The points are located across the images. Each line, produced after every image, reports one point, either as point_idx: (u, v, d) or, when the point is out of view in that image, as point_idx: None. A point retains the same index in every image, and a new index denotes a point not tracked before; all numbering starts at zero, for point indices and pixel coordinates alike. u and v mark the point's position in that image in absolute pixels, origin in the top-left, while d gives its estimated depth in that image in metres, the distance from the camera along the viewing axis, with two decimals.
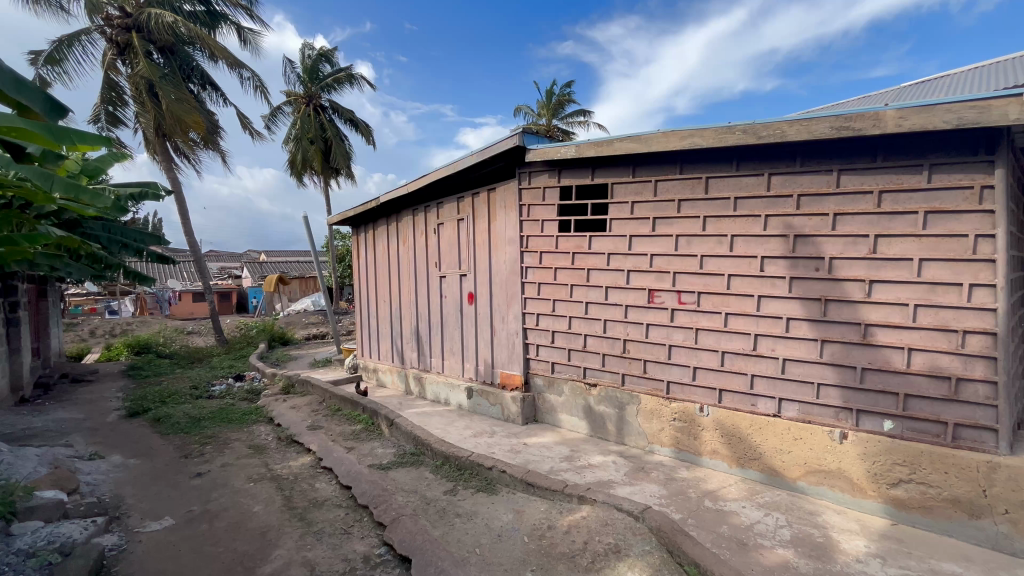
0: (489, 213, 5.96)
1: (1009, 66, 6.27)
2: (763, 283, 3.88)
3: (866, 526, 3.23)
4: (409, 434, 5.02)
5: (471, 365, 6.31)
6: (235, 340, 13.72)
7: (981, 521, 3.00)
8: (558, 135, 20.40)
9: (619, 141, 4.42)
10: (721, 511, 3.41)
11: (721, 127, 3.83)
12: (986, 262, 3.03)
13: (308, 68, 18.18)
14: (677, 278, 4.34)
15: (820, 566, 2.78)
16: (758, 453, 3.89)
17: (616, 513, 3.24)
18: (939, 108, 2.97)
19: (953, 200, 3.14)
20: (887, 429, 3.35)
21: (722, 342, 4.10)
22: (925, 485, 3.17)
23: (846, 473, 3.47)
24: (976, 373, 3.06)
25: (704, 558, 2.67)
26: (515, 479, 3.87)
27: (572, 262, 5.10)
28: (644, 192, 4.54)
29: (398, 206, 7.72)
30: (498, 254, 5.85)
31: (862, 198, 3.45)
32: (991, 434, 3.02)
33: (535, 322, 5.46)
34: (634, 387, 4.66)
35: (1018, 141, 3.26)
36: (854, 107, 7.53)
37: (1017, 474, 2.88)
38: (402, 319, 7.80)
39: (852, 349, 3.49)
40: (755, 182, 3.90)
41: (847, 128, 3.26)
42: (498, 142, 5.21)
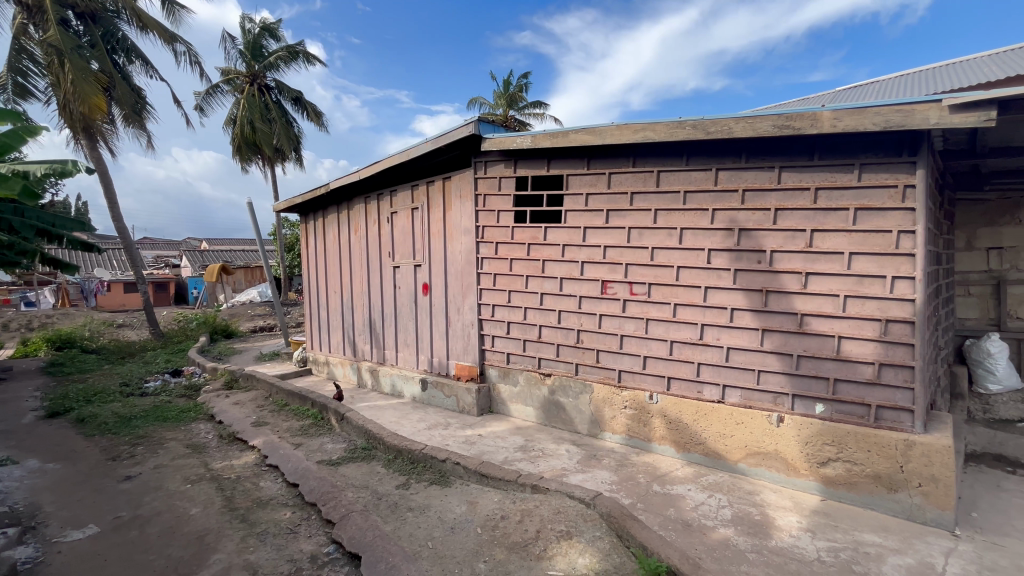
0: (444, 202, 5.85)
1: (930, 75, 6.79)
2: (709, 275, 4.02)
3: (800, 503, 3.45)
4: (360, 428, 4.90)
5: (425, 358, 6.23)
6: (172, 333, 12.90)
7: (898, 494, 3.26)
8: (515, 126, 20.36)
9: (574, 132, 4.43)
10: (668, 495, 3.54)
11: (672, 122, 3.90)
12: (907, 256, 3.27)
13: (250, 44, 17.13)
14: (629, 269, 4.43)
15: (758, 542, 2.94)
16: (703, 438, 4.06)
17: (568, 500, 3.29)
18: (870, 111, 3.16)
19: (880, 199, 3.36)
20: (819, 412, 3.58)
21: (671, 331, 4.23)
22: (850, 463, 3.42)
23: (783, 454, 3.69)
24: (896, 358, 3.32)
25: (652, 540, 2.75)
26: (469, 471, 3.85)
27: (527, 253, 5.09)
28: (599, 185, 4.59)
29: (350, 193, 7.46)
30: (453, 245, 5.77)
31: (800, 195, 3.63)
32: (908, 414, 3.29)
33: (490, 313, 5.43)
34: (587, 376, 4.75)
35: (937, 143, 3.51)
36: (794, 107, 7.93)
37: (930, 450, 3.15)
38: (353, 310, 7.56)
39: (790, 338, 3.69)
40: (704, 176, 4.02)
41: (788, 126, 3.41)
42: (454, 130, 5.11)
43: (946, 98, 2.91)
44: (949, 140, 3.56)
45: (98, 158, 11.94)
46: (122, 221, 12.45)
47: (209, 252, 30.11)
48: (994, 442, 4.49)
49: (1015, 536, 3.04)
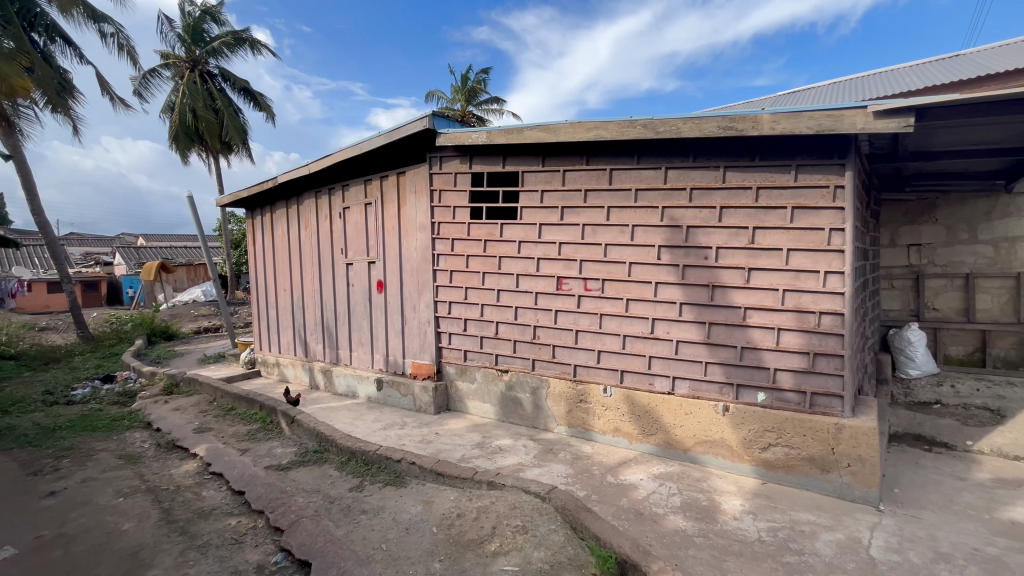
0: (398, 198, 5.73)
1: (860, 82, 7.30)
2: (660, 271, 4.14)
3: (743, 487, 3.62)
4: (312, 430, 4.74)
5: (380, 357, 6.09)
6: (104, 335, 12.00)
7: (829, 474, 3.49)
8: (473, 122, 20.17)
9: (529, 129, 4.44)
10: (621, 485, 3.63)
11: (623, 121, 3.97)
12: (838, 252, 3.50)
13: (189, 27, 16.09)
14: (583, 265, 4.50)
15: (705, 527, 3.06)
16: (654, 429, 4.19)
17: (524, 495, 3.32)
18: (805, 115, 3.34)
19: (814, 198, 3.58)
20: (760, 400, 3.77)
21: (623, 326, 4.33)
22: (788, 447, 3.63)
23: (728, 442, 3.87)
24: (829, 348, 3.54)
25: (604, 531, 2.81)
26: (424, 470, 3.81)
27: (483, 250, 5.07)
28: (553, 182, 4.63)
29: (299, 187, 7.18)
30: (408, 241, 5.66)
31: (742, 194, 3.80)
32: (839, 400, 3.52)
33: (447, 310, 5.38)
34: (544, 372, 4.79)
35: (864, 147, 3.78)
36: (739, 109, 8.31)
37: (857, 432, 3.39)
38: (305, 309, 7.30)
39: (734, 331, 3.86)
40: (654, 175, 4.13)
41: (732, 128, 3.56)
42: (408, 124, 5.00)
43: (871, 105, 3.12)
44: (874, 144, 3.83)
45: (15, 146, 10.92)
46: (43, 215, 11.43)
47: (145, 248, 28.20)
48: (915, 423, 4.90)
49: (930, 508, 3.33)
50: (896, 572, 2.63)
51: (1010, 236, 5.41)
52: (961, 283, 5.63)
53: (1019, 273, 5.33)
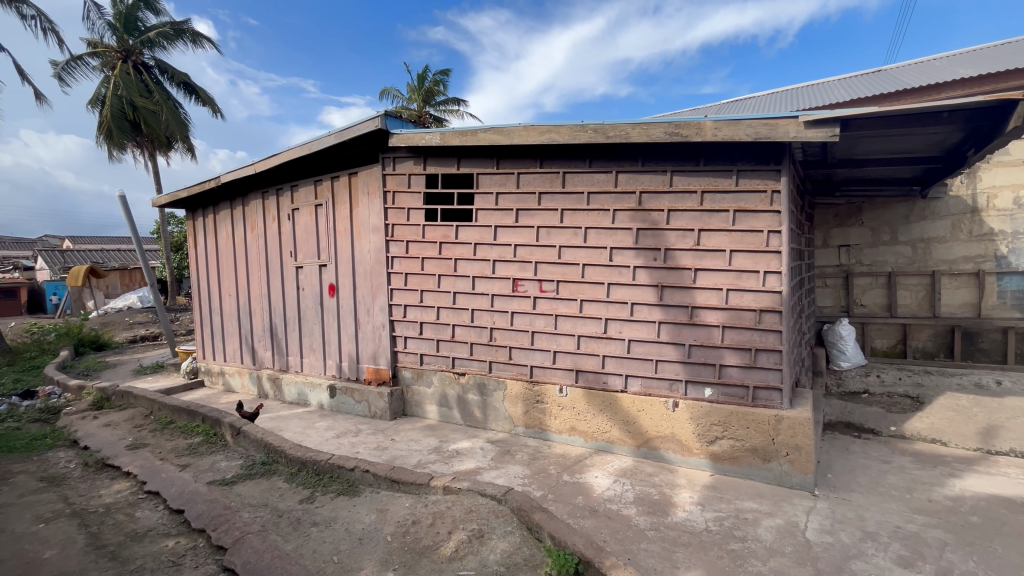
0: (350, 199, 5.59)
1: (795, 93, 7.79)
2: (612, 272, 4.24)
3: (693, 480, 3.76)
4: (259, 441, 4.53)
5: (333, 363, 5.91)
6: (24, 347, 10.99)
7: (770, 463, 3.69)
8: (430, 122, 19.93)
9: (483, 131, 4.43)
10: (577, 484, 3.69)
11: (575, 125, 4.05)
12: (775, 253, 3.71)
13: (121, 14, 14.90)
14: (538, 267, 4.54)
15: (657, 520, 3.16)
16: (609, 426, 4.28)
17: (480, 498, 3.31)
18: (744, 123, 3.52)
19: (753, 202, 3.77)
20: (708, 395, 3.93)
21: (578, 326, 4.41)
22: (734, 440, 3.80)
23: (678, 437, 4.01)
24: (769, 344, 3.75)
25: (559, 530, 2.84)
26: (378, 477, 3.72)
27: (438, 252, 5.02)
28: (508, 184, 4.64)
29: (245, 187, 6.86)
30: (361, 243, 5.53)
31: (688, 197, 3.96)
32: (778, 393, 3.73)
33: (402, 313, 5.29)
34: (500, 373, 4.80)
35: (797, 154, 4.02)
36: (686, 115, 8.70)
37: (795, 422, 3.60)
38: (251, 314, 6.98)
39: (683, 329, 4.00)
40: (605, 178, 4.23)
41: (677, 134, 3.70)
42: (359, 124, 4.89)
43: (803, 115, 3.33)
44: (807, 151, 4.09)
45: None
46: None
47: (71, 252, 26.06)
48: (845, 412, 5.24)
49: (859, 491, 3.59)
50: (829, 552, 2.81)
51: (925, 237, 5.96)
52: (884, 281, 6.14)
53: (932, 272, 5.89)
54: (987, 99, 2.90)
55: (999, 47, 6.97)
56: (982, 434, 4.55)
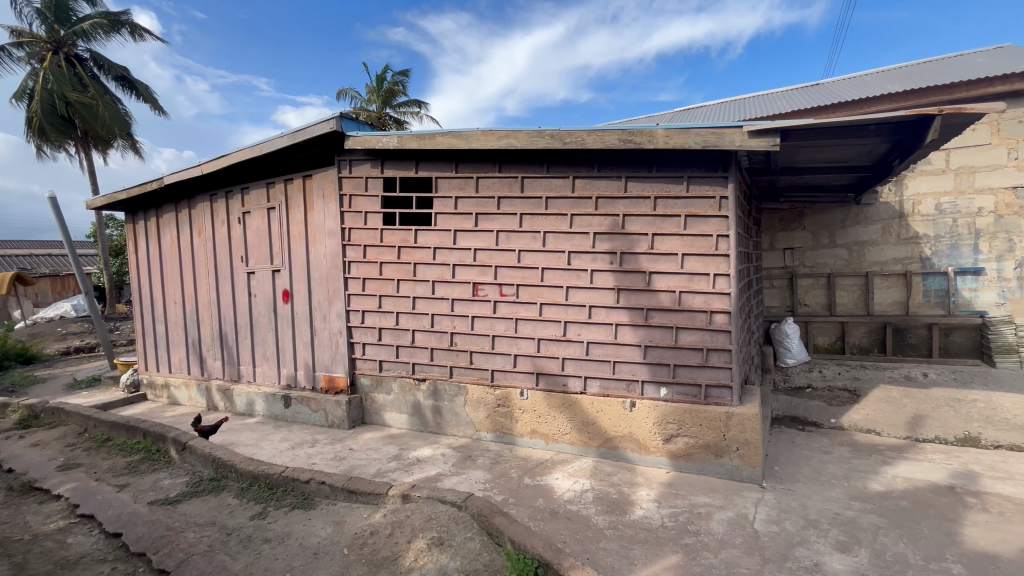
0: (304, 202, 5.42)
1: (743, 103, 8.21)
2: (570, 275, 4.31)
3: (650, 478, 3.86)
4: (206, 457, 4.31)
5: (288, 372, 5.71)
6: None
7: (722, 458, 3.84)
8: (390, 124, 19.64)
9: (440, 135, 4.40)
10: (538, 486, 3.71)
11: (532, 131, 4.09)
12: (724, 256, 3.87)
13: (52, 3, 13.98)
14: (498, 271, 4.55)
15: (615, 519, 3.22)
16: (569, 428, 4.34)
17: (440, 505, 3.28)
18: (693, 131, 3.66)
19: (703, 207, 3.93)
20: (663, 395, 4.05)
21: (538, 329, 4.44)
22: (688, 437, 3.93)
23: (635, 436, 4.10)
24: (719, 343, 3.91)
25: (519, 533, 2.85)
26: (335, 489, 3.62)
27: (397, 256, 4.94)
28: (467, 188, 4.64)
29: (191, 189, 6.54)
30: (316, 247, 5.37)
31: (642, 203, 4.08)
32: (729, 390, 3.89)
33: (360, 319, 5.17)
34: (461, 378, 4.78)
35: (743, 162, 4.22)
36: (642, 122, 9.01)
37: (744, 418, 3.76)
38: (199, 323, 6.65)
39: (638, 331, 4.11)
40: (562, 183, 4.30)
41: (631, 141, 3.80)
42: (313, 125, 4.77)
43: (747, 125, 3.50)
44: (753, 159, 4.30)
45: None
46: None
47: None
48: (791, 407, 5.51)
49: (803, 481, 3.79)
50: (775, 541, 2.95)
51: (860, 241, 6.39)
52: (824, 282, 6.54)
53: (867, 273, 6.33)
54: (908, 114, 3.13)
55: (921, 65, 7.57)
56: (911, 423, 4.91)
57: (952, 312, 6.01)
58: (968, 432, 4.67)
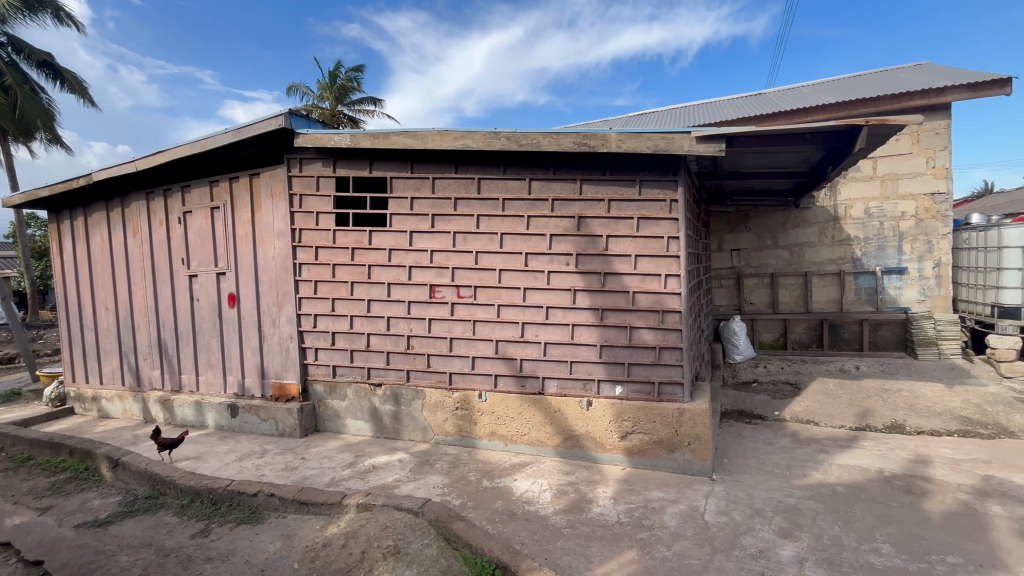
0: (251, 202, 5.18)
1: (692, 110, 8.55)
2: (528, 277, 4.32)
3: (607, 475, 3.94)
4: (142, 473, 4.03)
5: (234, 380, 5.43)
6: None
7: (675, 453, 3.96)
8: (344, 122, 19.11)
9: (395, 134, 4.32)
10: (496, 488, 3.70)
11: (488, 132, 4.08)
12: (674, 258, 4.00)
13: None
14: (455, 273, 4.51)
15: (573, 517, 3.25)
16: (527, 429, 4.36)
17: (396, 513, 3.21)
18: (645, 136, 3.76)
19: (655, 210, 4.05)
20: (618, 393, 4.14)
21: (496, 331, 4.43)
22: (643, 434, 4.03)
23: (592, 434, 4.17)
24: (671, 342, 4.03)
25: (476, 537, 2.83)
26: (285, 501, 3.47)
27: (351, 258, 4.79)
28: (423, 189, 4.57)
29: (124, 186, 6.10)
30: (264, 249, 5.14)
31: (597, 205, 4.15)
32: (680, 387, 4.03)
33: (312, 323, 4.98)
34: (419, 382, 4.70)
35: (692, 166, 4.38)
36: (597, 126, 9.21)
37: (695, 414, 3.90)
38: (134, 329, 6.21)
39: (595, 331, 4.18)
40: (519, 185, 4.31)
41: (585, 144, 3.86)
42: (260, 122, 4.56)
43: (694, 130, 3.64)
44: (701, 163, 4.46)
45: None
46: None
47: None
48: (739, 401, 5.76)
49: (749, 471, 3.97)
50: (724, 531, 3.07)
51: (799, 242, 6.78)
52: (768, 281, 6.89)
53: (805, 273, 6.72)
54: (839, 124, 3.35)
55: (851, 79, 8.13)
56: (846, 413, 5.24)
57: (880, 308, 6.49)
58: (895, 419, 5.04)
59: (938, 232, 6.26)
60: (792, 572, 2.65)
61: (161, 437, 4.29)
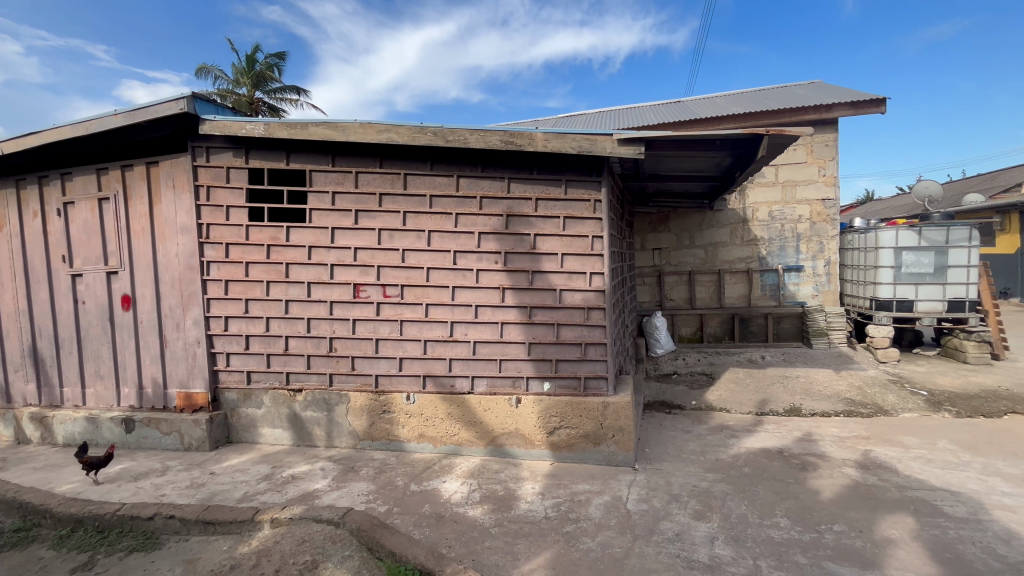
0: (149, 193, 4.67)
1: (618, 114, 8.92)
2: (456, 275, 4.26)
3: (535, 471, 3.99)
4: (11, 503, 3.50)
5: (130, 391, 4.88)
6: None
7: (600, 446, 4.09)
8: (262, 111, 17.87)
9: (313, 125, 4.07)
10: (424, 492, 3.61)
11: (413, 127, 3.97)
12: (598, 256, 4.13)
13: None
14: (381, 271, 4.35)
15: (501, 516, 3.25)
16: (457, 429, 4.30)
17: (314, 525, 3.04)
18: (570, 137, 3.84)
19: (580, 209, 4.15)
20: (547, 389, 4.20)
21: (424, 331, 4.33)
22: (570, 428, 4.12)
23: (521, 431, 4.20)
24: (596, 338, 4.15)
25: (400, 544, 2.75)
26: (187, 522, 3.16)
27: (266, 255, 4.46)
28: (345, 183, 4.35)
29: None
30: (165, 245, 4.66)
31: (524, 204, 4.18)
32: (605, 381, 4.16)
33: (222, 327, 4.58)
34: (343, 386, 4.48)
35: (614, 167, 4.53)
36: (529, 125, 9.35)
37: (619, 407, 4.05)
38: (2, 337, 5.38)
39: (523, 328, 4.21)
40: (447, 182, 4.24)
41: (512, 142, 3.87)
42: (158, 104, 4.12)
43: (616, 133, 3.77)
44: (623, 165, 4.63)
45: None
46: None
47: None
48: (660, 392, 6.07)
49: (668, 459, 4.19)
50: (644, 518, 3.20)
51: (713, 242, 7.27)
52: (686, 279, 7.34)
53: (719, 270, 7.23)
54: (744, 133, 3.60)
55: (757, 93, 8.85)
56: (753, 401, 5.69)
57: (782, 303, 7.13)
58: (793, 403, 5.54)
59: (828, 234, 6.98)
60: (704, 552, 2.83)
61: (86, 458, 3.84)
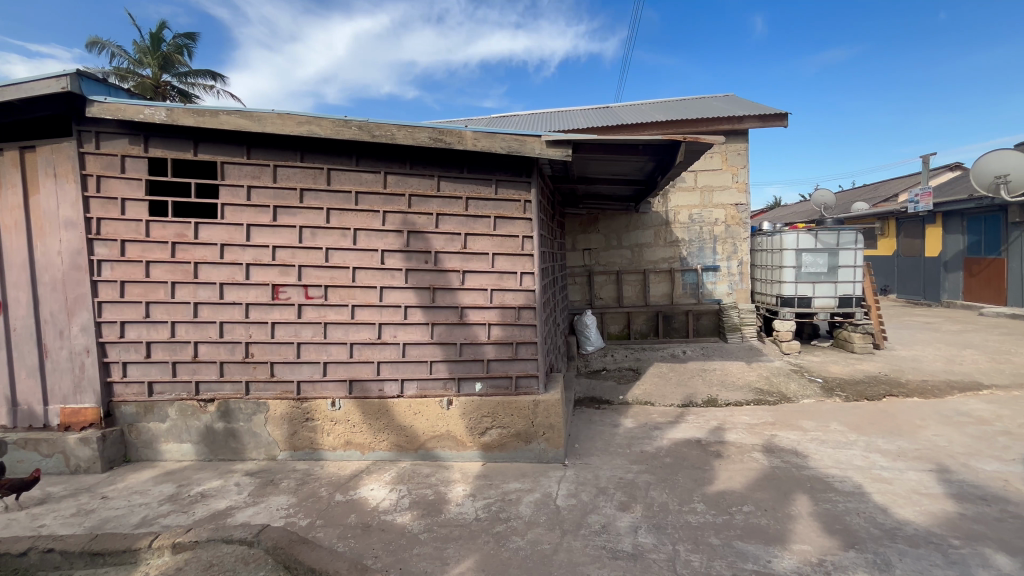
0: (24, 182, 4.09)
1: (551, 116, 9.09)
2: (384, 275, 4.12)
3: (466, 472, 3.95)
4: None
5: (2, 409, 4.25)
6: None
7: (531, 444, 4.13)
8: (170, 95, 16.33)
9: (224, 112, 3.76)
10: (350, 501, 3.46)
11: (337, 119, 3.78)
12: (528, 256, 4.17)
13: None
14: (302, 271, 4.11)
15: (430, 521, 3.18)
16: (385, 434, 4.16)
17: (224, 547, 2.81)
18: (499, 137, 3.84)
19: (510, 209, 4.17)
20: (478, 390, 4.18)
21: (350, 333, 4.14)
22: (501, 428, 4.13)
23: (452, 433, 4.14)
24: (527, 337, 4.19)
25: (320, 559, 2.62)
26: (71, 555, 2.81)
27: (170, 254, 4.06)
28: (262, 177, 4.06)
29: None
30: (45, 242, 4.10)
31: (455, 203, 4.13)
32: (536, 379, 4.20)
33: (117, 333, 4.11)
34: (261, 394, 4.18)
35: (544, 168, 4.59)
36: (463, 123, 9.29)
37: (549, 405, 4.11)
38: None
39: (454, 329, 4.15)
40: (373, 179, 4.08)
41: (441, 140, 3.80)
42: (33, 83, 3.63)
43: (544, 135, 3.82)
44: (552, 167, 4.71)
45: None
46: None
47: None
48: (590, 389, 6.25)
49: (596, 454, 4.31)
50: (572, 513, 3.27)
51: (639, 243, 7.61)
52: (614, 278, 7.65)
53: (644, 270, 7.60)
54: (665, 139, 3.76)
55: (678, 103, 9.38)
56: (675, 394, 6.01)
57: (700, 300, 7.60)
58: (710, 395, 5.93)
59: (740, 236, 7.54)
60: (628, 541, 2.93)
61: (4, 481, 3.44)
